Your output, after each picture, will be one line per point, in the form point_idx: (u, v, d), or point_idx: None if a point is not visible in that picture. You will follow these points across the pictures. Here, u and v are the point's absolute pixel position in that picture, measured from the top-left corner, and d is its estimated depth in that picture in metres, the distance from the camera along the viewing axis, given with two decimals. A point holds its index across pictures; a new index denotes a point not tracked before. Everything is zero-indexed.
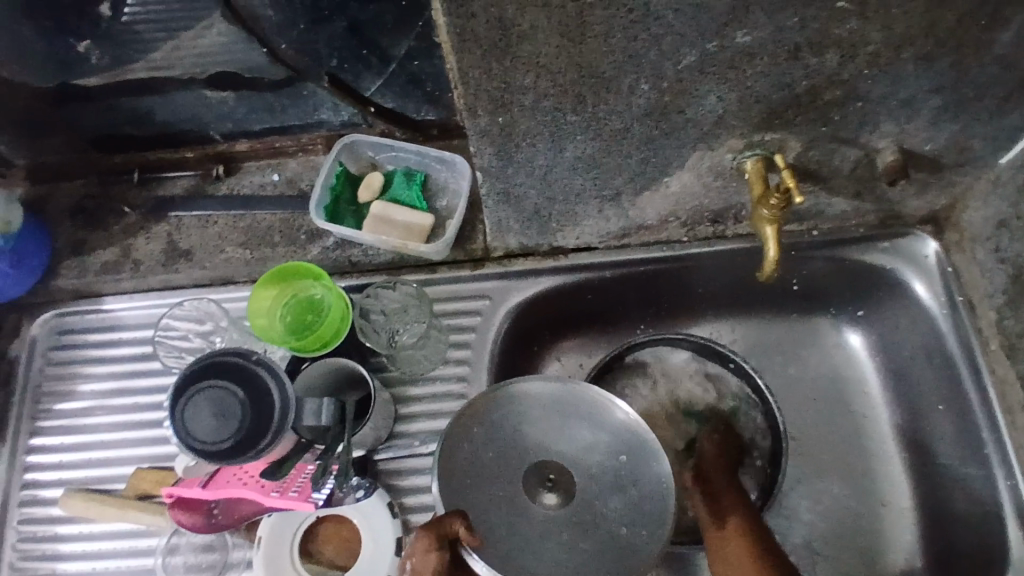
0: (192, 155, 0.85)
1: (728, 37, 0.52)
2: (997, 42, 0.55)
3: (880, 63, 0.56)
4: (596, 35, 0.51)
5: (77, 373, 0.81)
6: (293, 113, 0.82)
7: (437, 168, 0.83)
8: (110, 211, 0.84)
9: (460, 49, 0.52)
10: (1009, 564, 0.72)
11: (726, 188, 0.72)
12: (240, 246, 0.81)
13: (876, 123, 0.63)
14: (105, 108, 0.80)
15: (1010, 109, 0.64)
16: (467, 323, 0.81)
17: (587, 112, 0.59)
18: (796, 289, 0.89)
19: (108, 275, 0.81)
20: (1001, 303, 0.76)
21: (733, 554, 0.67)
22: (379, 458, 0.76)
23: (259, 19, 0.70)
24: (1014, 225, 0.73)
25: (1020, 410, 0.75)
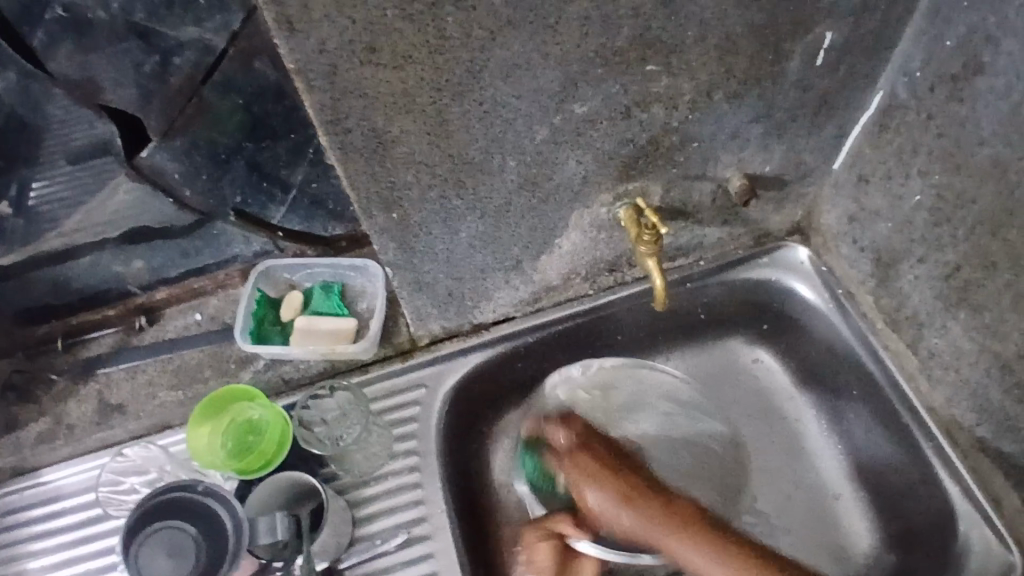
0: (114, 312, 0.88)
1: (568, 110, 0.61)
2: (788, 71, 0.66)
3: (698, 107, 0.66)
4: (458, 128, 0.58)
5: (23, 552, 0.77)
6: (207, 254, 0.86)
7: (352, 276, 0.88)
8: (37, 381, 0.84)
9: (345, 161, 0.58)
10: (959, 518, 0.74)
11: (611, 239, 0.80)
12: (172, 387, 0.83)
13: (716, 158, 0.74)
14: (23, 283, 0.83)
15: (823, 122, 0.75)
16: (408, 414, 0.84)
17: (468, 194, 0.66)
18: (704, 318, 0.94)
19: (43, 445, 0.80)
20: (874, 284, 0.83)
21: (635, 524, 0.71)
22: (344, 565, 0.76)
23: (162, 173, 0.75)
24: (861, 216, 0.81)
25: (920, 374, 0.80)
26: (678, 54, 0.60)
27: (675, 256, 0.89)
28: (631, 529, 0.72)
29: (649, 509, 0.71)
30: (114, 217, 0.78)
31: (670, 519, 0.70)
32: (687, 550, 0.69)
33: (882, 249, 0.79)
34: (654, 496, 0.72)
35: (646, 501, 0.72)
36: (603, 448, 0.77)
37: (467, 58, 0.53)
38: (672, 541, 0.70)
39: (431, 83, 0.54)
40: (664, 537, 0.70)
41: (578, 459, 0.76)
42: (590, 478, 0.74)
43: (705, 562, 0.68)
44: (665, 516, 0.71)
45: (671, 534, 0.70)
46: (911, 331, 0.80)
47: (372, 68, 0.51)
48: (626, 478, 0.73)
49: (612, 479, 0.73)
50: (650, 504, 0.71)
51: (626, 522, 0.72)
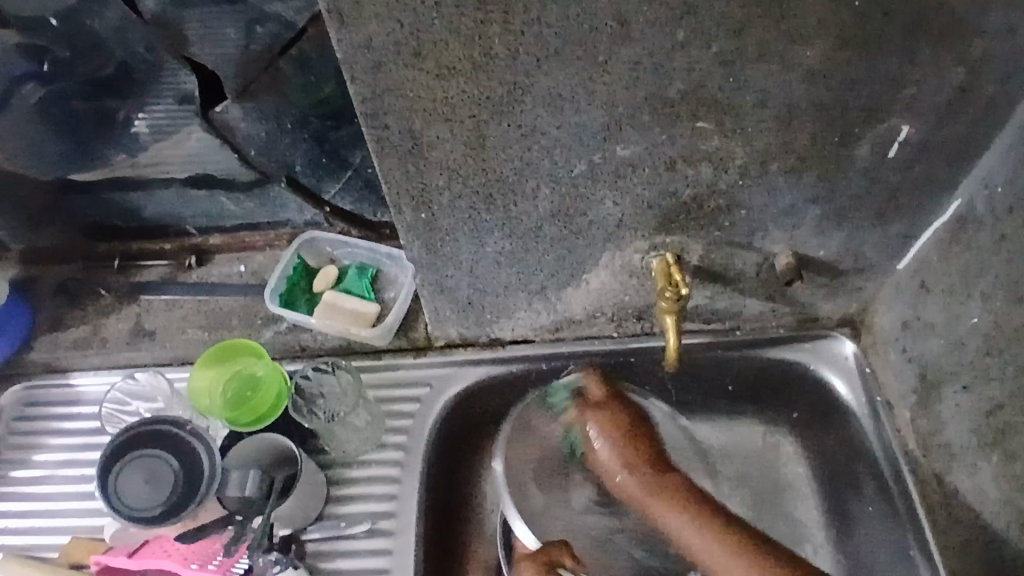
0: (170, 246, 0.94)
1: (609, 151, 0.60)
2: (856, 158, 0.63)
3: (751, 175, 0.64)
4: (494, 146, 0.59)
5: (33, 443, 0.86)
6: (263, 212, 0.91)
7: (388, 264, 0.90)
8: (88, 293, 0.93)
9: (381, 154, 0.59)
10: None
11: (642, 287, 0.78)
12: (200, 328, 0.88)
13: (765, 230, 0.71)
14: (94, 200, 0.89)
15: (888, 219, 0.70)
16: (406, 408, 0.85)
17: (498, 211, 0.66)
18: (731, 389, 0.89)
19: (76, 350, 0.89)
20: (913, 401, 0.77)
21: (643, 494, 0.69)
22: (308, 537, 0.78)
23: (234, 129, 0.80)
24: (915, 325, 0.75)
25: (939, 507, 0.74)
26: (734, 116, 0.58)
27: (710, 318, 0.85)
28: (647, 500, 0.68)
29: (664, 498, 0.67)
30: (185, 160, 0.84)
31: (662, 487, 0.68)
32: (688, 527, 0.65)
33: (929, 364, 0.74)
34: (664, 480, 0.68)
35: (669, 477, 0.69)
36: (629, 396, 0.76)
37: (510, 80, 0.54)
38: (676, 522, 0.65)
39: (471, 97, 0.55)
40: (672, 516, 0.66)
41: (601, 415, 0.74)
42: (622, 462, 0.71)
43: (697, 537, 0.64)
44: (669, 490, 0.68)
45: (670, 505, 0.66)
46: (940, 461, 0.73)
47: (416, 72, 0.53)
48: (649, 458, 0.71)
49: (626, 457, 0.71)
50: (672, 481, 0.68)
51: (642, 485, 0.69)
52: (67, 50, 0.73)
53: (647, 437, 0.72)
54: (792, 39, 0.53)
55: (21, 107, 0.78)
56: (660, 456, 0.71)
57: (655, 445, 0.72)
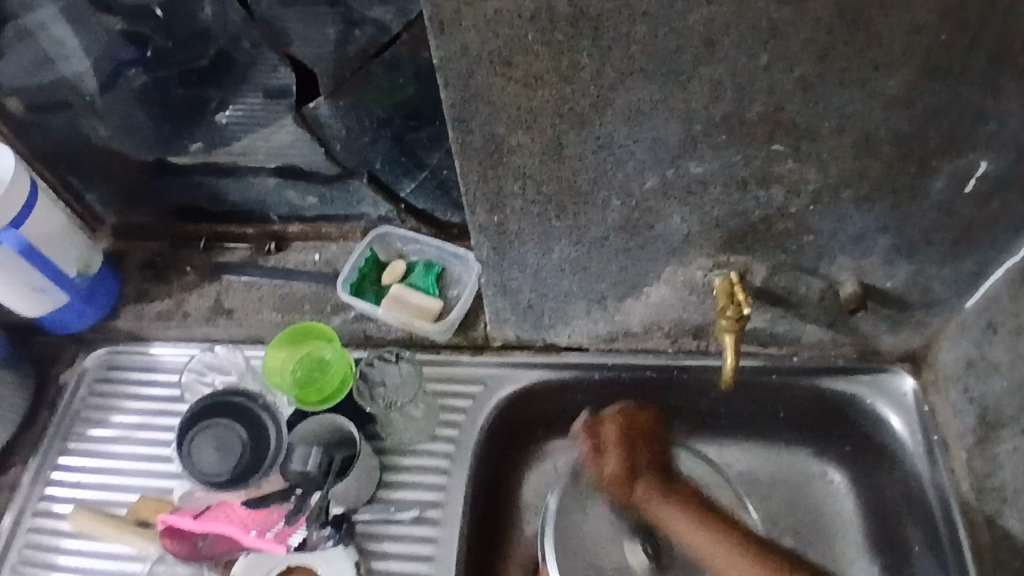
0: (252, 232, 1.00)
1: (682, 166, 0.62)
2: (930, 190, 0.63)
3: (822, 200, 0.64)
4: (571, 155, 0.62)
5: (112, 405, 0.93)
6: (340, 205, 0.95)
7: (453, 264, 0.94)
8: (174, 269, 0.99)
9: (462, 157, 0.62)
10: None
11: (702, 304, 0.79)
12: (274, 310, 0.94)
13: (831, 257, 0.71)
14: (187, 183, 0.96)
15: (960, 255, 0.69)
16: (461, 404, 0.88)
17: (568, 219, 0.68)
18: (784, 414, 0.88)
19: (159, 321, 0.95)
20: (971, 442, 0.75)
21: (659, 511, 0.74)
22: (359, 517, 0.82)
23: (322, 126, 0.85)
24: (979, 364, 0.74)
25: (992, 553, 0.73)
26: (809, 141, 0.59)
27: (766, 342, 0.85)
28: (661, 511, 0.73)
29: (673, 510, 0.73)
30: (273, 152, 0.89)
31: (672, 505, 0.73)
32: (702, 541, 0.70)
33: (991, 406, 0.72)
34: (671, 493, 0.74)
35: (676, 490, 0.75)
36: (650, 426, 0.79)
37: (593, 92, 0.56)
38: (691, 532, 0.71)
39: (555, 107, 0.58)
40: (678, 521, 0.72)
41: (619, 414, 0.79)
42: (625, 470, 0.76)
43: (701, 539, 0.70)
44: (679, 502, 0.73)
45: (676, 509, 0.73)
46: (996, 506, 0.72)
47: (503, 81, 0.56)
48: (654, 470, 0.77)
49: (633, 476, 0.76)
50: (681, 495, 0.74)
51: (658, 503, 0.74)
52: (166, 39, 0.79)
53: (653, 450, 0.78)
54: (873, 67, 0.53)
55: (127, 91, 0.85)
56: (665, 471, 0.77)
57: (661, 456, 0.78)
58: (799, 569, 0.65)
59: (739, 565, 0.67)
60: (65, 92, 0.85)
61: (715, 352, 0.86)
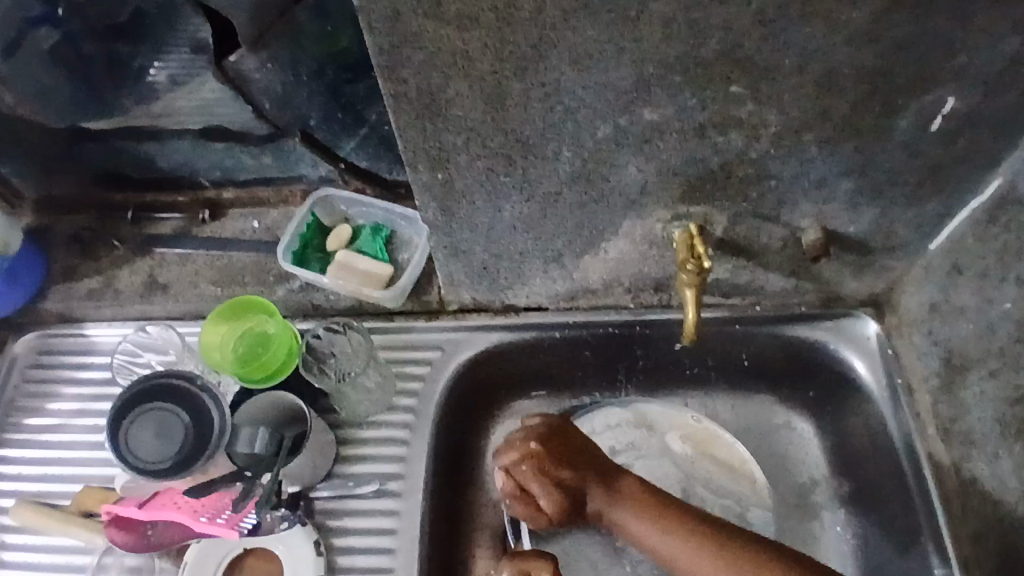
0: (183, 200, 0.93)
1: (636, 114, 0.58)
2: (895, 130, 0.60)
3: (784, 145, 0.61)
4: (516, 104, 0.57)
5: (46, 392, 0.87)
6: (277, 167, 0.89)
7: (402, 225, 0.89)
8: (102, 244, 0.92)
9: (398, 111, 0.57)
10: None
11: (662, 257, 0.76)
12: (214, 283, 0.88)
13: (794, 203, 0.68)
14: (107, 149, 0.88)
15: (925, 196, 0.67)
16: (418, 371, 0.84)
17: (517, 174, 0.64)
18: (748, 365, 0.87)
19: (90, 301, 0.89)
20: (937, 385, 0.75)
21: (625, 527, 0.74)
22: (317, 494, 0.79)
23: (249, 82, 0.77)
24: (944, 308, 0.73)
25: (955, 494, 0.73)
26: (770, 81, 0.55)
27: (729, 293, 0.82)
28: (626, 522, 0.74)
29: (627, 511, 0.74)
30: (197, 112, 0.82)
31: (622, 509, 0.74)
32: (683, 551, 0.70)
33: (956, 348, 0.72)
34: (619, 493, 0.75)
35: (623, 490, 0.75)
36: (558, 429, 0.77)
37: (535, 33, 0.51)
38: (638, 527, 0.73)
39: (494, 51, 0.52)
40: (642, 526, 0.72)
41: (540, 421, 0.78)
42: (564, 504, 0.75)
43: (675, 550, 0.70)
44: (634, 501, 0.74)
45: (637, 518, 0.73)
46: (960, 447, 0.72)
47: (436, 24, 0.50)
48: (598, 475, 0.75)
49: (570, 485, 0.75)
50: (637, 495, 0.74)
51: (602, 498, 0.75)
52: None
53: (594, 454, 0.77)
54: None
55: (33, 53, 0.76)
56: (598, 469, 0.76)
57: (590, 459, 0.76)
58: (778, 565, 0.66)
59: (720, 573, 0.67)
60: None
61: (677, 306, 0.84)
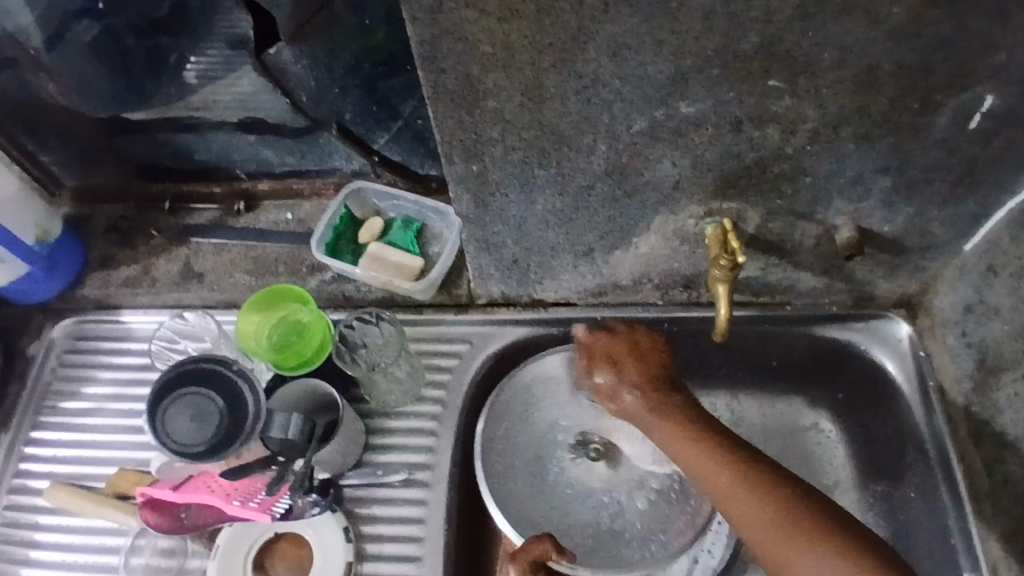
0: (219, 191, 0.95)
1: (672, 107, 0.58)
2: (934, 127, 0.59)
3: (820, 140, 0.61)
4: (553, 97, 0.57)
5: (83, 376, 0.89)
6: (310, 159, 0.90)
7: (433, 218, 0.90)
8: (140, 233, 0.94)
9: (435, 102, 0.58)
10: None
11: (693, 253, 0.76)
12: (248, 273, 0.90)
13: (829, 200, 0.67)
14: (146, 140, 0.90)
15: (963, 194, 0.66)
16: (446, 364, 0.85)
17: (551, 167, 0.64)
18: (776, 364, 0.87)
19: (128, 288, 0.91)
20: (969, 387, 0.74)
21: (643, 419, 0.71)
22: (345, 482, 0.80)
23: (288, 75, 0.79)
24: (979, 309, 0.72)
25: (987, 498, 0.72)
26: (809, 76, 0.55)
27: (759, 291, 0.82)
28: (649, 424, 0.70)
29: (664, 417, 0.69)
30: (236, 105, 0.84)
31: (655, 418, 0.69)
32: (703, 468, 0.65)
33: (991, 350, 0.71)
34: (662, 400, 0.70)
35: (668, 401, 0.70)
36: (643, 336, 0.75)
37: (575, 26, 0.51)
38: (675, 440, 0.67)
39: (534, 41, 0.53)
40: (678, 441, 0.67)
41: (608, 336, 0.76)
42: (615, 383, 0.73)
43: (689, 454, 0.66)
44: (672, 417, 0.68)
45: (679, 436, 0.67)
46: (993, 450, 0.71)
47: (477, 14, 0.51)
48: (645, 378, 0.72)
49: (622, 375, 0.73)
50: (672, 404, 0.70)
51: (639, 403, 0.71)
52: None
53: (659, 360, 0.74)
54: None
55: (79, 45, 0.78)
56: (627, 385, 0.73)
57: (655, 359, 0.74)
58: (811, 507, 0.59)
59: (746, 503, 0.61)
60: (7, 46, 0.78)
61: (707, 303, 0.83)
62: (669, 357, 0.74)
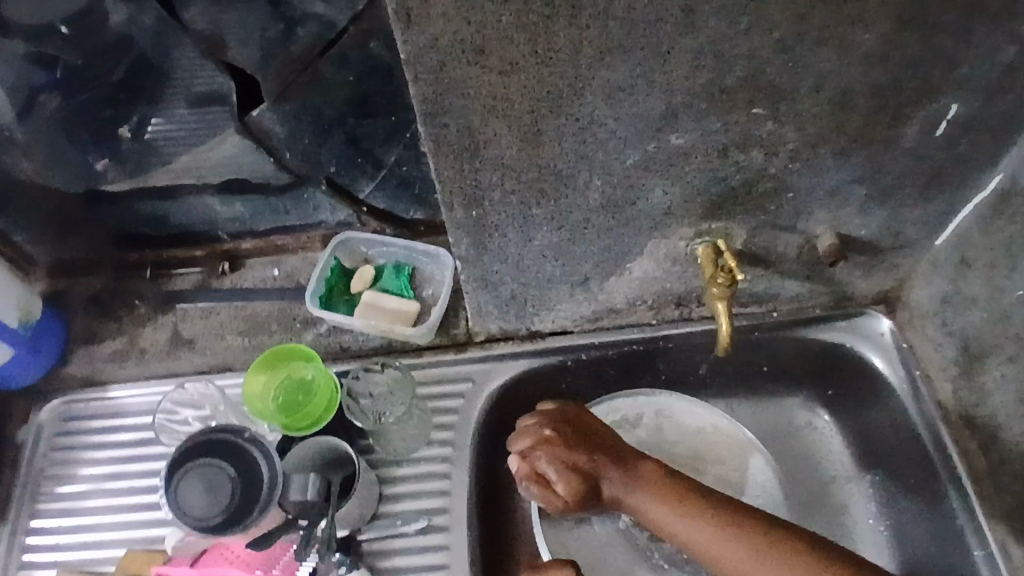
0: (201, 253, 0.94)
1: (664, 140, 0.60)
2: (904, 138, 0.64)
3: (801, 159, 0.64)
4: (550, 140, 0.59)
5: (77, 457, 0.86)
6: (294, 215, 0.91)
7: (424, 261, 0.91)
8: (122, 304, 0.92)
9: (436, 154, 0.59)
10: None
11: (685, 273, 0.79)
12: (240, 334, 0.88)
13: (809, 212, 0.71)
14: (124, 209, 0.89)
15: (932, 195, 0.71)
16: (451, 404, 0.85)
17: (549, 205, 0.66)
18: (768, 370, 0.90)
19: (115, 362, 0.88)
20: (955, 373, 0.78)
21: (633, 502, 0.73)
22: (363, 537, 0.79)
23: (270, 134, 0.79)
24: (955, 300, 0.77)
25: (986, 477, 0.76)
26: (790, 101, 0.58)
27: (748, 302, 0.85)
28: (638, 503, 0.73)
29: (654, 506, 0.72)
30: (216, 167, 0.83)
31: (650, 500, 0.72)
32: (715, 544, 0.68)
33: (972, 337, 0.75)
34: (639, 481, 0.73)
35: (641, 471, 0.74)
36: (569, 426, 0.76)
37: (571, 73, 0.54)
38: (659, 513, 0.72)
39: (532, 91, 0.55)
40: (664, 516, 0.71)
41: (541, 414, 0.77)
42: (577, 492, 0.74)
43: (703, 537, 0.69)
44: (657, 489, 0.73)
45: (664, 508, 0.71)
46: (986, 431, 0.75)
47: (477, 69, 0.52)
48: (587, 450, 0.75)
49: (586, 476, 0.74)
50: (651, 473, 0.74)
51: (618, 485, 0.74)
52: (79, 56, 0.71)
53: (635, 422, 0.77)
54: (852, 23, 0.53)
55: (50, 122, 0.76)
56: (619, 450, 0.76)
57: (604, 438, 0.76)
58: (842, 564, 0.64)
59: (786, 571, 0.65)
60: None
61: (699, 317, 0.86)
62: (594, 423, 0.77)
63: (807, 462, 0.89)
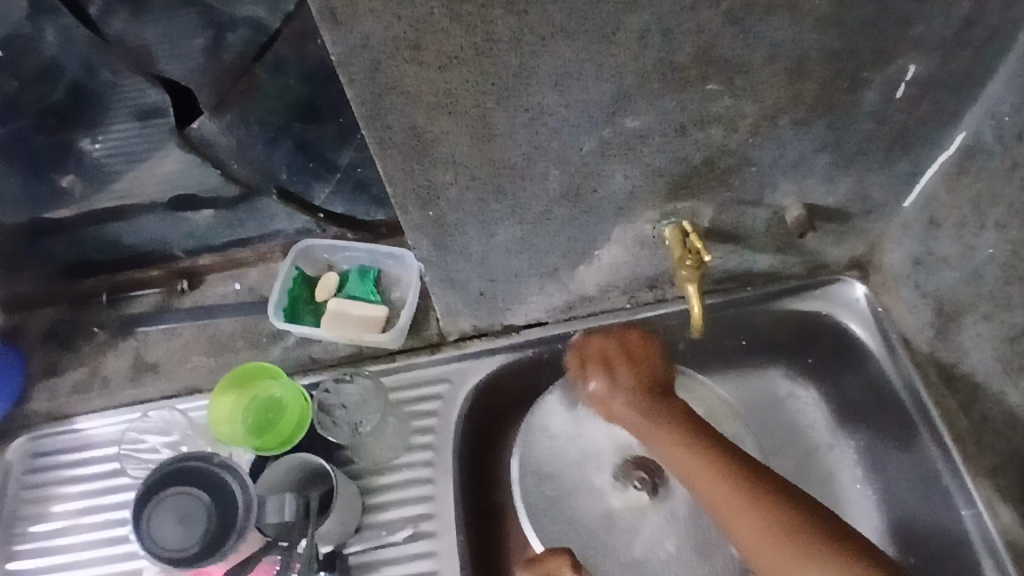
0: (159, 274, 0.91)
1: (619, 124, 0.58)
2: (863, 103, 0.62)
3: (761, 132, 0.62)
4: (502, 133, 0.57)
5: (49, 494, 0.82)
6: (251, 226, 0.88)
7: (389, 264, 0.88)
8: (81, 333, 0.89)
9: (382, 155, 0.57)
10: None
11: (655, 255, 0.77)
12: (205, 354, 0.86)
13: (774, 184, 0.70)
14: (72, 236, 0.86)
15: (896, 158, 0.70)
16: (430, 407, 0.83)
17: (507, 200, 0.64)
18: (747, 344, 0.89)
19: (79, 395, 0.85)
20: (931, 334, 0.78)
21: (639, 426, 0.73)
22: (349, 551, 0.77)
23: (214, 147, 0.76)
24: (927, 261, 0.76)
25: (969, 436, 0.75)
26: (744, 75, 0.56)
27: (720, 279, 0.84)
28: (642, 428, 0.72)
29: (671, 437, 0.70)
30: (164, 184, 0.80)
31: (657, 428, 0.71)
32: (713, 487, 0.66)
33: (946, 297, 0.74)
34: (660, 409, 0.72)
35: (668, 406, 0.73)
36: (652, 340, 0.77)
37: (514, 63, 0.51)
38: (680, 454, 0.69)
39: (475, 85, 0.52)
40: (679, 447, 0.69)
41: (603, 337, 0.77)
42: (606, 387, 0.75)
43: (699, 470, 0.67)
44: (674, 423, 0.71)
45: (681, 447, 0.69)
46: (965, 390, 0.74)
47: (415, 66, 0.50)
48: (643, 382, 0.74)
49: (616, 376, 0.75)
50: (673, 411, 0.72)
51: (638, 414, 0.73)
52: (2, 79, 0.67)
53: (650, 367, 0.75)
54: None
55: None
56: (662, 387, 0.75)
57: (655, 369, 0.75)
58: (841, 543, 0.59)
59: (756, 524, 0.62)
60: None
61: (674, 297, 0.85)
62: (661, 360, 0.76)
63: (795, 437, 0.88)
